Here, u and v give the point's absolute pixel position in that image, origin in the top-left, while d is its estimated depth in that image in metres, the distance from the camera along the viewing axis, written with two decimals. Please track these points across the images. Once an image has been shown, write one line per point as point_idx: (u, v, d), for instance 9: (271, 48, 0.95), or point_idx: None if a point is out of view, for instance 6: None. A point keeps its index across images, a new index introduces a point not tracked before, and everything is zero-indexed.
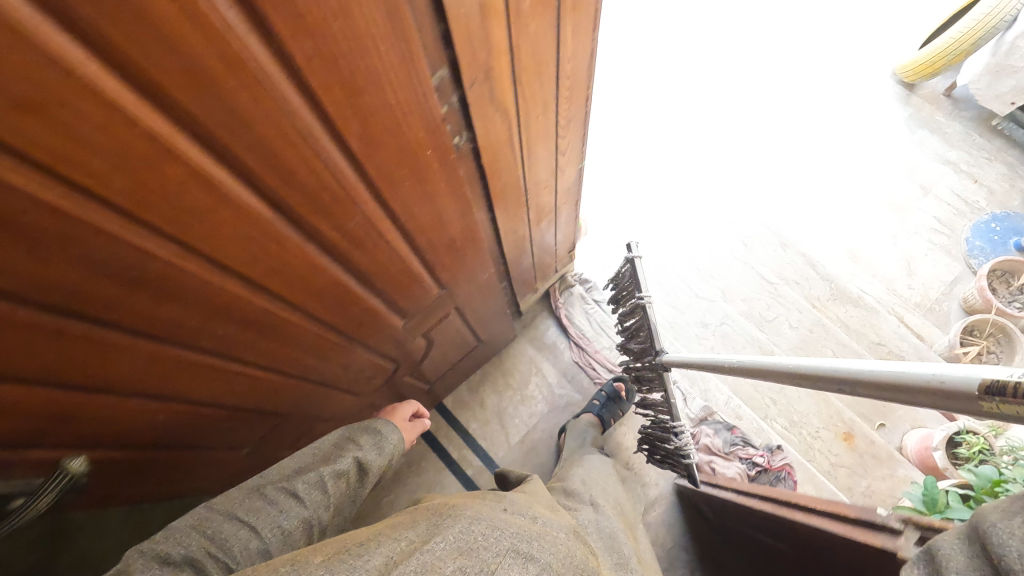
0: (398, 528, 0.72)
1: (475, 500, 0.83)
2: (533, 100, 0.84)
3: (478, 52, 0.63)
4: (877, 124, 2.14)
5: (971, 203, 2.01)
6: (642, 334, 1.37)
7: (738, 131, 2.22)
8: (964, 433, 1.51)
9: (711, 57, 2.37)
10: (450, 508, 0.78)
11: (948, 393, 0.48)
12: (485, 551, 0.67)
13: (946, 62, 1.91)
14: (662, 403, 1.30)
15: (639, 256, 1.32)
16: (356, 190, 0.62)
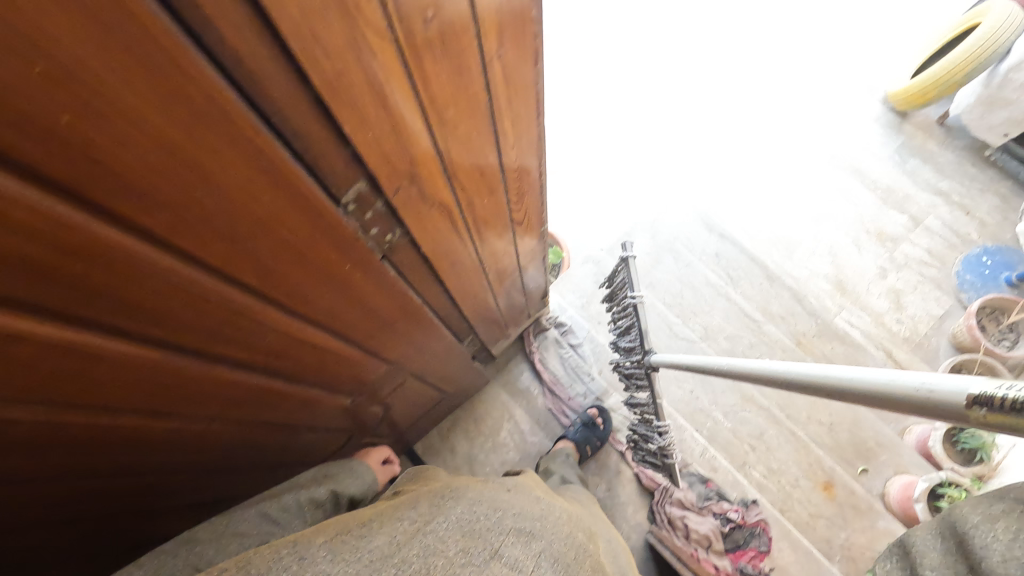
0: (394, 511, 0.63)
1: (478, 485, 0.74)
2: (474, 187, 0.72)
3: (393, 154, 0.51)
4: (868, 149, 2.09)
5: (963, 235, 1.98)
6: (632, 334, 1.34)
7: (726, 141, 2.11)
8: (947, 484, 1.34)
9: (696, 63, 2.27)
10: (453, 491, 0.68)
11: (941, 408, 0.38)
12: (488, 532, 0.58)
13: (937, 93, 1.91)
14: (649, 401, 1.28)
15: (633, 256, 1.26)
16: (230, 304, 0.50)
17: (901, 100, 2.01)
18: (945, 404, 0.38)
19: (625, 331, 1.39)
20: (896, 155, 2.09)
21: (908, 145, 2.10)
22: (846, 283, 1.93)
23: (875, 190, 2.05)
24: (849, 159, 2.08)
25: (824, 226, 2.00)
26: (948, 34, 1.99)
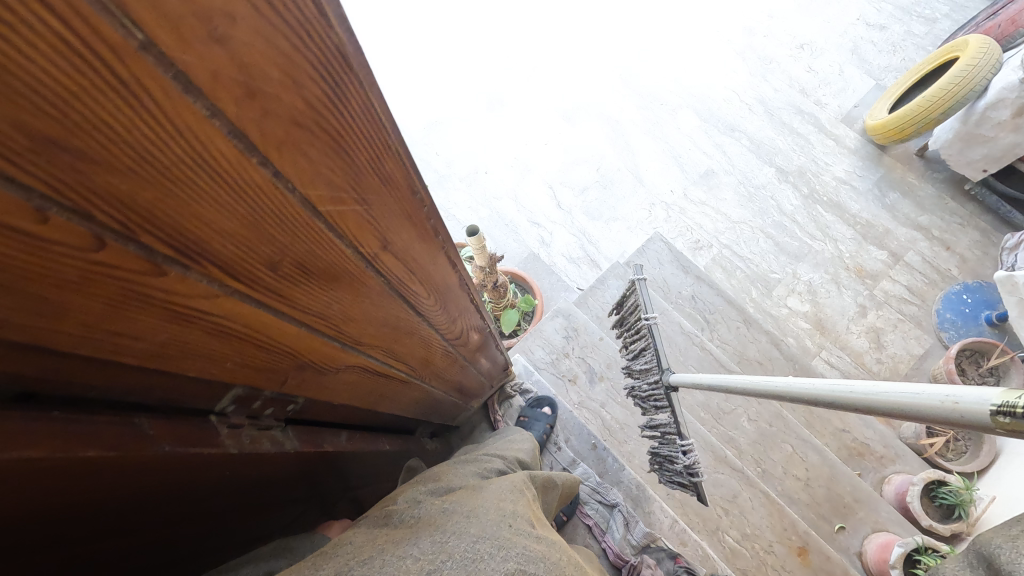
0: (396, 539, 0.51)
1: (497, 500, 0.61)
2: (398, 346, 0.59)
3: (259, 364, 0.39)
4: (843, 185, 2.05)
5: (943, 271, 1.92)
6: (645, 354, 1.16)
7: (696, 178, 2.10)
8: (924, 551, 1.26)
9: (667, 93, 2.22)
10: (466, 512, 0.56)
11: (964, 422, 0.35)
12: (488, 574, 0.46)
13: (915, 129, 1.87)
14: (669, 424, 1.08)
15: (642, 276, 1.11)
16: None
17: (879, 133, 1.97)
18: (967, 417, 0.34)
19: (636, 354, 1.22)
20: (875, 189, 2.04)
21: (888, 178, 2.04)
22: (826, 322, 1.91)
23: (854, 225, 2.00)
24: (827, 194, 2.05)
25: (802, 263, 1.98)
26: (927, 66, 1.95)
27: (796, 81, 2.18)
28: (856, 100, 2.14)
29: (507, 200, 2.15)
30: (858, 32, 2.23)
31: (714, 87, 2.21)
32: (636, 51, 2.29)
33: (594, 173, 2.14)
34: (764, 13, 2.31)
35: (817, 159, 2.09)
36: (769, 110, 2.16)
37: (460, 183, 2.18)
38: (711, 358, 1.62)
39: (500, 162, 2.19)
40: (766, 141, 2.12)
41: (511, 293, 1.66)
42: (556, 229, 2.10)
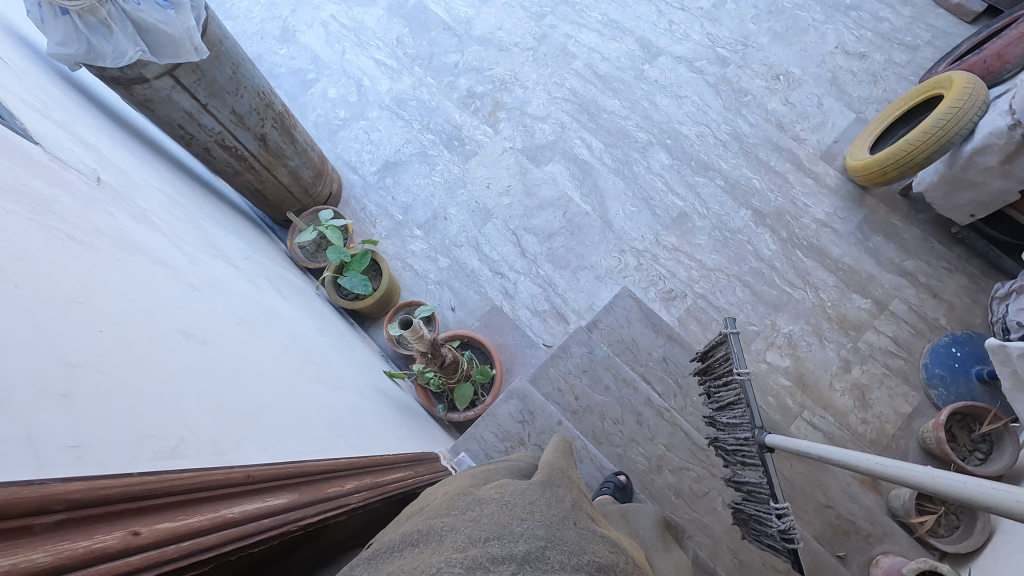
0: (470, 547, 0.56)
1: (555, 503, 0.65)
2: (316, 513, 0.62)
3: None
4: (824, 226, 1.92)
5: (930, 321, 1.80)
6: (737, 408, 1.27)
7: (668, 222, 1.98)
8: None
9: (637, 131, 2.10)
10: (533, 521, 0.60)
11: None
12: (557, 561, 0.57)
13: (898, 173, 1.75)
14: (761, 483, 1.19)
15: (735, 332, 1.25)
16: None
17: (861, 174, 1.84)
18: None
19: (728, 406, 1.32)
20: (857, 231, 1.91)
21: (871, 219, 1.92)
22: (807, 379, 1.78)
23: (837, 271, 1.88)
24: (807, 237, 1.92)
25: (782, 313, 1.85)
26: (910, 101, 1.84)
27: (772, 115, 2.07)
28: (836, 134, 2.02)
29: (469, 248, 2.02)
30: (837, 61, 2.11)
31: (687, 123, 2.09)
32: (604, 85, 2.17)
33: (560, 218, 2.02)
34: (739, 41, 2.18)
35: (795, 200, 1.96)
36: (744, 147, 2.04)
37: (419, 230, 2.06)
38: (682, 434, 1.49)
39: (461, 208, 2.07)
40: (742, 181, 2.00)
41: (465, 363, 1.54)
42: (521, 280, 1.97)
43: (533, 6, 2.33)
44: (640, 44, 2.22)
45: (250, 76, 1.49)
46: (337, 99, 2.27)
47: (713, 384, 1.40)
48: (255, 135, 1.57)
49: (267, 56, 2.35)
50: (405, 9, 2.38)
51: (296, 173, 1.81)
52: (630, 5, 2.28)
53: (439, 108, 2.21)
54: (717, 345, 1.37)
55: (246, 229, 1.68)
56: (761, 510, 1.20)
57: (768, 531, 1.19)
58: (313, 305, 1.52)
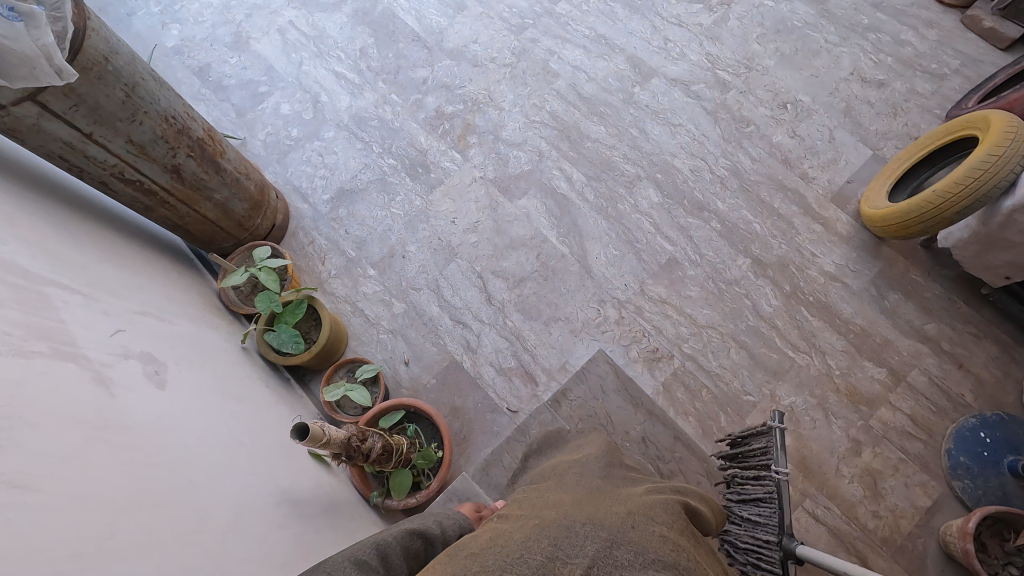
0: (544, 548, 0.76)
1: (616, 515, 0.84)
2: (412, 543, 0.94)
3: None
4: (834, 280, 1.68)
5: (954, 397, 1.56)
6: (761, 505, 1.19)
7: (655, 270, 1.73)
8: None
9: (624, 163, 1.85)
10: (597, 530, 0.80)
11: None
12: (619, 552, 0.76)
13: (923, 226, 1.50)
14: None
15: (781, 425, 1.16)
16: None
17: (878, 225, 1.59)
18: None
19: (750, 501, 1.23)
20: (871, 287, 1.66)
21: (887, 273, 1.67)
22: (810, 461, 1.53)
23: (847, 333, 1.63)
24: (813, 292, 1.67)
25: (783, 382, 1.60)
26: (937, 140, 1.62)
27: (777, 149, 1.82)
28: (849, 173, 1.77)
29: (428, 292, 1.77)
30: (852, 89, 1.86)
31: (680, 156, 1.84)
32: (589, 109, 1.92)
33: (533, 261, 1.77)
34: (742, 63, 1.93)
35: (802, 248, 1.71)
36: (744, 185, 1.79)
37: (373, 269, 1.81)
38: None
39: (422, 245, 1.82)
40: (740, 224, 1.75)
41: (405, 446, 1.30)
42: (485, 331, 1.72)
43: (513, 17, 2.07)
44: (631, 63, 1.97)
45: (152, 98, 1.24)
46: (290, 115, 2.02)
47: (738, 475, 1.28)
48: (164, 167, 1.33)
49: (215, 65, 2.11)
50: (371, 15, 2.12)
51: (226, 205, 1.57)
52: (621, 19, 2.03)
53: (403, 129, 1.96)
54: (754, 433, 1.27)
55: (159, 272, 1.45)
56: None
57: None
58: (223, 372, 1.28)
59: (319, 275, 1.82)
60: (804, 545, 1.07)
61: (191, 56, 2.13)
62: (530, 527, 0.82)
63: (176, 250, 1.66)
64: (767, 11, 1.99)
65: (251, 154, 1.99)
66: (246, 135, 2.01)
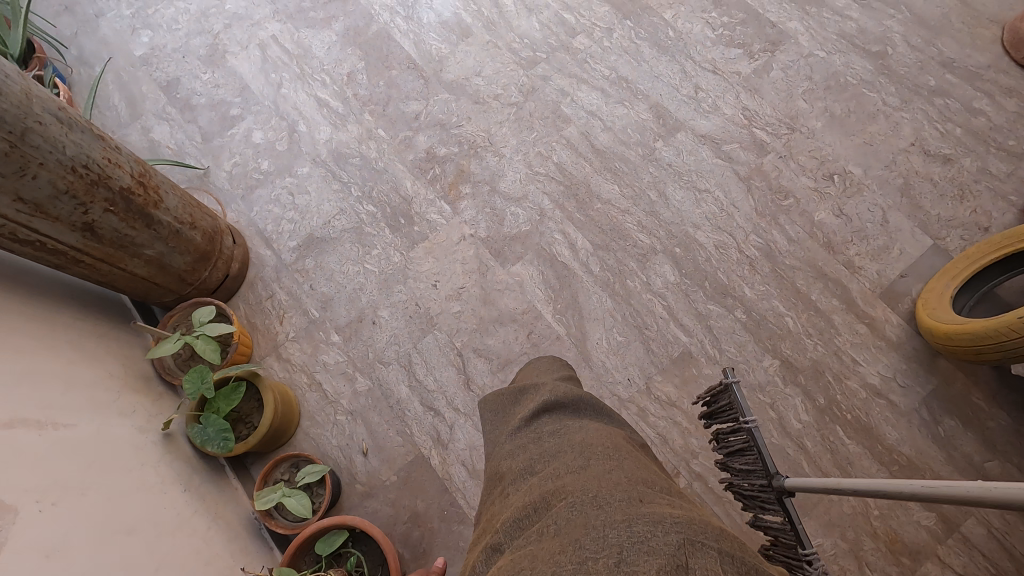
0: (565, 557, 0.55)
1: (618, 493, 0.66)
2: None
3: None
4: (878, 395, 1.41)
5: (1019, 558, 1.28)
6: (747, 456, 1.08)
7: (665, 364, 1.47)
8: None
9: (637, 232, 1.59)
10: (609, 515, 0.60)
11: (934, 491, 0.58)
12: (639, 527, 0.57)
13: (1001, 356, 1.22)
14: (785, 527, 1.01)
15: (734, 378, 1.05)
16: None
17: (941, 341, 1.31)
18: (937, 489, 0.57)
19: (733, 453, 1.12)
20: (923, 409, 1.39)
21: (943, 393, 1.39)
22: None
23: (890, 464, 1.36)
24: (851, 408, 1.40)
25: (809, 518, 1.34)
26: (1018, 243, 1.33)
27: (819, 229, 1.55)
28: (903, 266, 1.50)
29: (398, 368, 1.52)
30: (911, 163, 1.59)
31: (704, 228, 1.58)
32: (602, 164, 1.66)
33: (523, 342, 1.52)
34: (784, 123, 1.66)
35: (841, 353, 1.44)
36: (778, 270, 1.52)
37: (337, 335, 1.56)
38: None
39: (396, 311, 1.57)
40: (770, 317, 1.49)
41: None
42: (459, 423, 1.46)
43: (524, 49, 1.81)
44: (654, 113, 1.71)
45: (51, 145, 0.99)
46: (261, 144, 1.77)
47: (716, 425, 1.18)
48: (72, 225, 1.09)
49: (185, 80, 1.86)
50: (364, 35, 1.87)
51: (161, 261, 1.32)
52: (647, 60, 1.77)
53: (387, 170, 1.71)
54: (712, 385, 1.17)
55: (68, 342, 1.20)
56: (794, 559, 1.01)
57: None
58: (117, 487, 1.03)
59: (275, 337, 1.57)
60: (793, 478, 0.97)
61: (160, 68, 1.89)
62: (537, 539, 0.62)
63: (106, 304, 1.42)
64: (816, 63, 1.72)
65: (214, 187, 1.74)
66: (211, 163, 1.76)
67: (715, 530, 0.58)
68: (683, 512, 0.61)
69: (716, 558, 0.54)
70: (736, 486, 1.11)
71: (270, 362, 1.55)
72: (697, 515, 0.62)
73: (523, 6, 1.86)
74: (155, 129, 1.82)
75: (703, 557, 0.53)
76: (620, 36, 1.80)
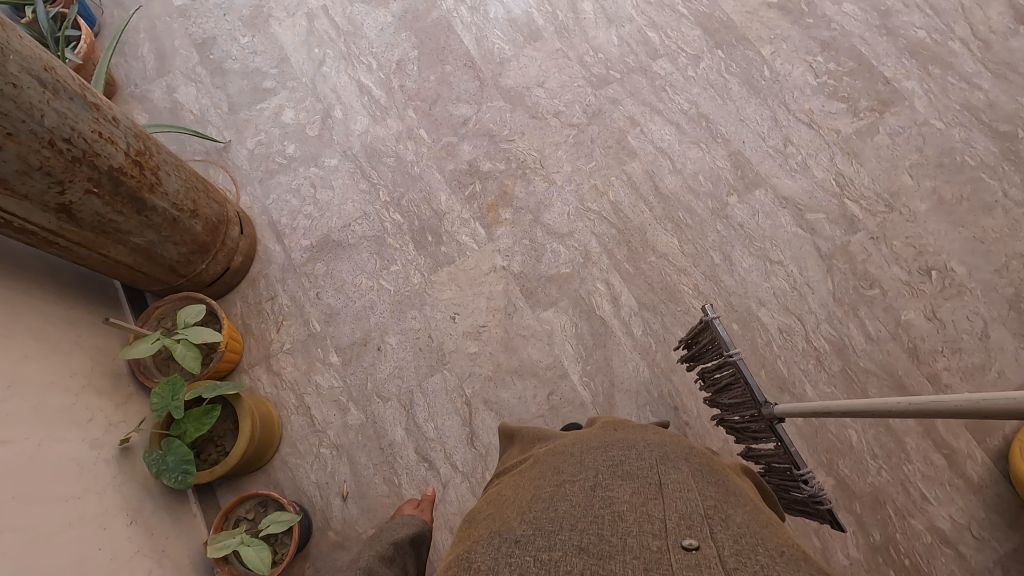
0: (559, 484, 0.71)
1: (598, 442, 0.81)
2: None
3: None
4: (945, 545, 1.19)
5: None
6: (735, 390, 1.07)
7: None
8: None
9: (692, 297, 1.38)
10: (593, 457, 0.75)
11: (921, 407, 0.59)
12: (620, 463, 0.72)
13: None
14: (778, 452, 1.03)
15: (717, 317, 1.01)
16: None
17: None
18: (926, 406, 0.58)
19: (723, 389, 1.11)
20: (998, 570, 1.17)
21: None
22: None
23: None
24: (910, 553, 1.19)
25: None
26: None
27: (904, 331, 1.33)
28: (999, 394, 1.27)
29: (398, 407, 1.34)
30: None
31: (770, 307, 1.37)
32: (664, 212, 1.46)
33: (541, 402, 1.33)
34: (882, 199, 1.43)
35: (908, 485, 1.23)
36: (848, 372, 1.31)
37: (336, 356, 1.39)
38: None
39: (405, 339, 1.39)
40: (831, 425, 1.28)
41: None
42: (455, 482, 1.28)
43: (596, 64, 1.60)
44: (733, 162, 1.49)
45: (25, 113, 0.83)
46: (291, 125, 1.60)
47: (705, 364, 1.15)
48: (45, 206, 0.92)
49: (222, 41, 1.69)
50: (422, 21, 1.68)
51: (150, 250, 1.16)
52: (734, 100, 1.55)
53: (422, 177, 1.53)
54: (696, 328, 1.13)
55: (25, 331, 1.04)
56: (790, 480, 1.03)
57: (800, 497, 1.03)
58: (43, 526, 0.88)
59: (269, 346, 1.41)
60: (784, 405, 0.95)
61: (197, 22, 1.72)
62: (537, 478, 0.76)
63: (87, 283, 1.26)
64: (931, 134, 1.48)
65: (232, 164, 1.58)
66: (233, 138, 1.59)
67: (678, 461, 0.74)
68: (651, 446, 0.77)
69: (683, 480, 0.69)
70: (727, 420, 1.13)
71: (258, 373, 1.39)
72: (664, 446, 0.78)
73: (603, 16, 1.65)
74: (180, 89, 1.65)
75: (668, 477, 0.69)
76: (707, 67, 1.58)
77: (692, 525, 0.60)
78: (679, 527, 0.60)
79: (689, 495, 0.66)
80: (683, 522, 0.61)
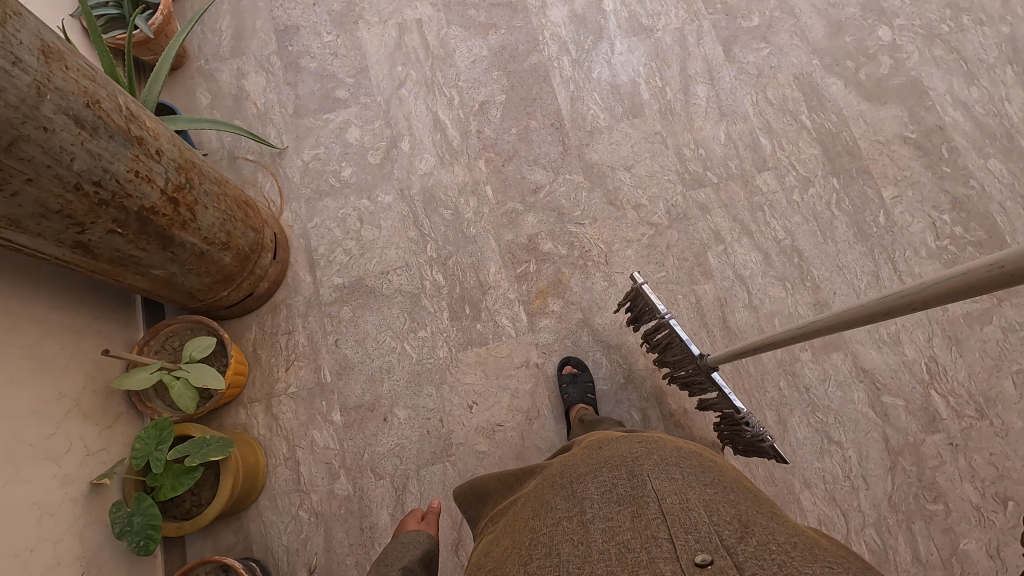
0: (554, 521, 0.61)
1: (583, 457, 0.71)
2: None
3: None
4: None
5: None
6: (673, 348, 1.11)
7: None
8: None
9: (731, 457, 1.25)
10: (581, 477, 0.66)
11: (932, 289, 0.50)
12: (610, 479, 0.63)
13: None
14: (721, 400, 1.05)
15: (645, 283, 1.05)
16: None
17: None
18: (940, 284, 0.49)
19: (662, 348, 1.14)
20: None
21: None
22: None
23: None
24: None
25: None
26: None
27: (960, 563, 1.17)
28: None
29: (388, 488, 1.25)
30: None
31: (814, 490, 1.22)
32: (726, 349, 1.31)
33: None
34: (974, 401, 1.26)
35: None
36: None
37: (339, 415, 1.30)
38: None
39: (414, 416, 1.29)
40: None
41: None
42: None
43: (694, 160, 1.44)
44: (817, 313, 1.33)
45: (52, 158, 0.73)
46: (353, 145, 1.48)
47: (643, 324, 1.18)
48: (60, 243, 0.83)
49: (304, 33, 1.57)
50: (518, 63, 1.53)
51: (170, 279, 1.07)
52: (836, 241, 1.37)
53: (476, 239, 1.40)
54: (629, 293, 1.16)
55: (19, 349, 0.96)
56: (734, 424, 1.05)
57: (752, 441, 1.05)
58: None
59: (274, 385, 1.32)
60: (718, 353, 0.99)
61: (284, 7, 1.60)
62: (529, 515, 0.66)
63: (100, 290, 1.18)
64: None
65: (283, 173, 1.47)
66: (291, 145, 1.49)
67: (670, 458, 0.65)
68: (638, 446, 0.68)
69: (680, 483, 0.61)
70: (675, 377, 1.15)
71: (256, 411, 1.31)
72: (650, 443, 0.69)
73: (716, 107, 1.48)
74: (250, 77, 1.54)
75: (665, 483, 0.60)
76: (816, 194, 1.41)
77: (702, 536, 0.54)
78: (688, 543, 0.53)
79: (689, 500, 0.58)
80: (691, 534, 0.54)
